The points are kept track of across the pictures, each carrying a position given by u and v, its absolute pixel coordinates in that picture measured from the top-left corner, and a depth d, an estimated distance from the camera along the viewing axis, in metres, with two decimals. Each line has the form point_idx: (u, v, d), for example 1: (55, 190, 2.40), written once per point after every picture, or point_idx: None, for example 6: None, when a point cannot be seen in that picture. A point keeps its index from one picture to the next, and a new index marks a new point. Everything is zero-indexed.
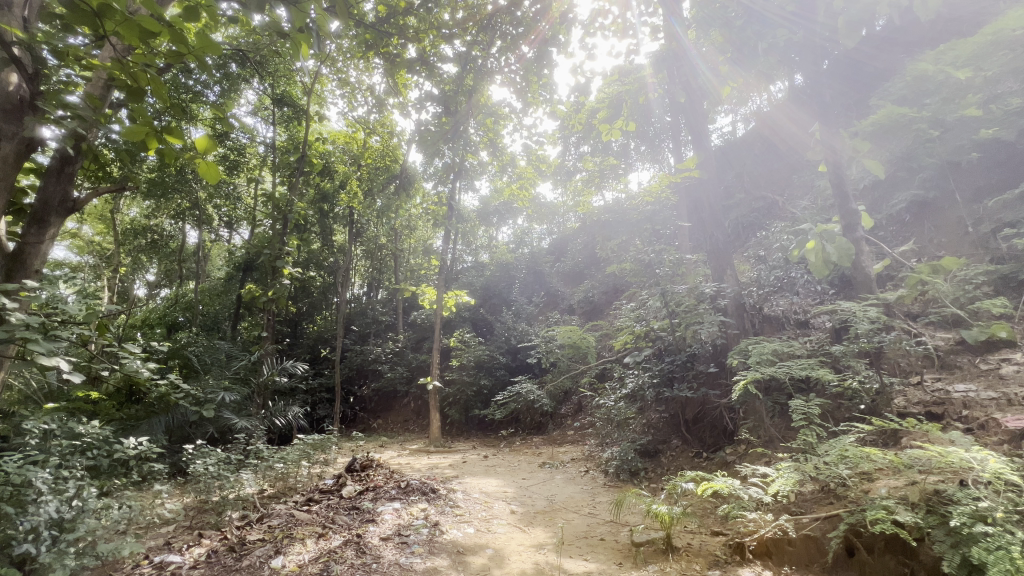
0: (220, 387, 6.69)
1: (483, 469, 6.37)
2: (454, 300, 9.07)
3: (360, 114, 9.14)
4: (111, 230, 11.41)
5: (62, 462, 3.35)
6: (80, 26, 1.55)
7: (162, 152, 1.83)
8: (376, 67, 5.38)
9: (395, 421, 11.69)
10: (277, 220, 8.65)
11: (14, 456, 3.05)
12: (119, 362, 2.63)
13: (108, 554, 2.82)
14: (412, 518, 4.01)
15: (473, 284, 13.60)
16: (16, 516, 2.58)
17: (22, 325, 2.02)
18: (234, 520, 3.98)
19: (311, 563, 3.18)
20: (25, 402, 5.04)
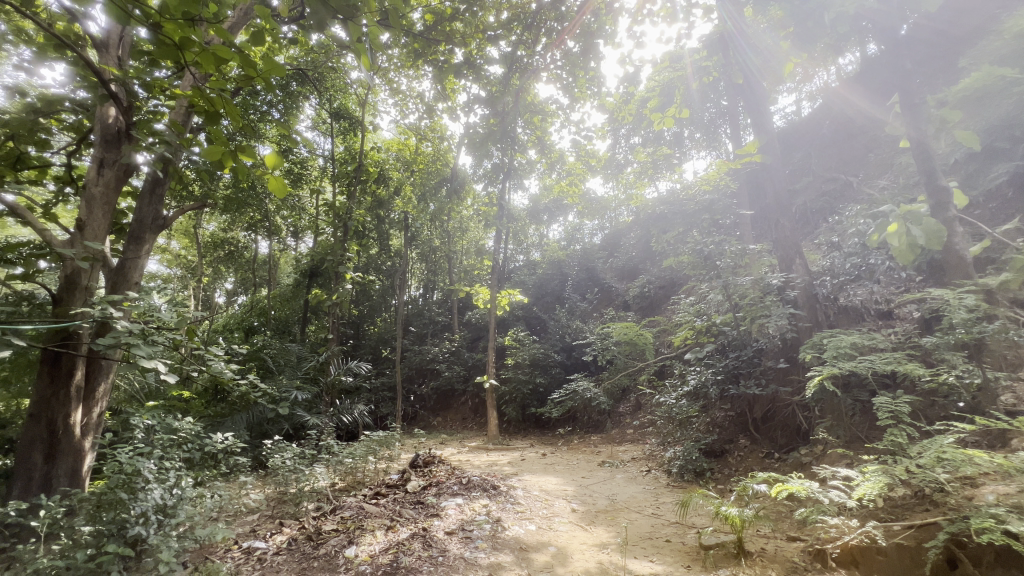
0: (293, 386, 7.16)
1: (541, 467, 6.39)
2: (507, 298, 9.18)
3: (411, 120, 9.44)
4: (194, 244, 12.50)
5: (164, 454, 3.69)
6: (165, 60, 1.68)
7: (237, 172, 1.94)
8: (426, 75, 5.54)
9: (454, 420, 11.99)
10: (337, 228, 9.13)
11: (126, 448, 3.41)
12: (205, 362, 2.88)
13: (203, 539, 3.10)
14: (475, 514, 4.09)
15: (526, 283, 13.65)
16: (130, 502, 2.89)
17: (125, 331, 2.27)
18: (310, 510, 4.24)
19: (382, 554, 3.33)
20: (130, 401, 5.63)
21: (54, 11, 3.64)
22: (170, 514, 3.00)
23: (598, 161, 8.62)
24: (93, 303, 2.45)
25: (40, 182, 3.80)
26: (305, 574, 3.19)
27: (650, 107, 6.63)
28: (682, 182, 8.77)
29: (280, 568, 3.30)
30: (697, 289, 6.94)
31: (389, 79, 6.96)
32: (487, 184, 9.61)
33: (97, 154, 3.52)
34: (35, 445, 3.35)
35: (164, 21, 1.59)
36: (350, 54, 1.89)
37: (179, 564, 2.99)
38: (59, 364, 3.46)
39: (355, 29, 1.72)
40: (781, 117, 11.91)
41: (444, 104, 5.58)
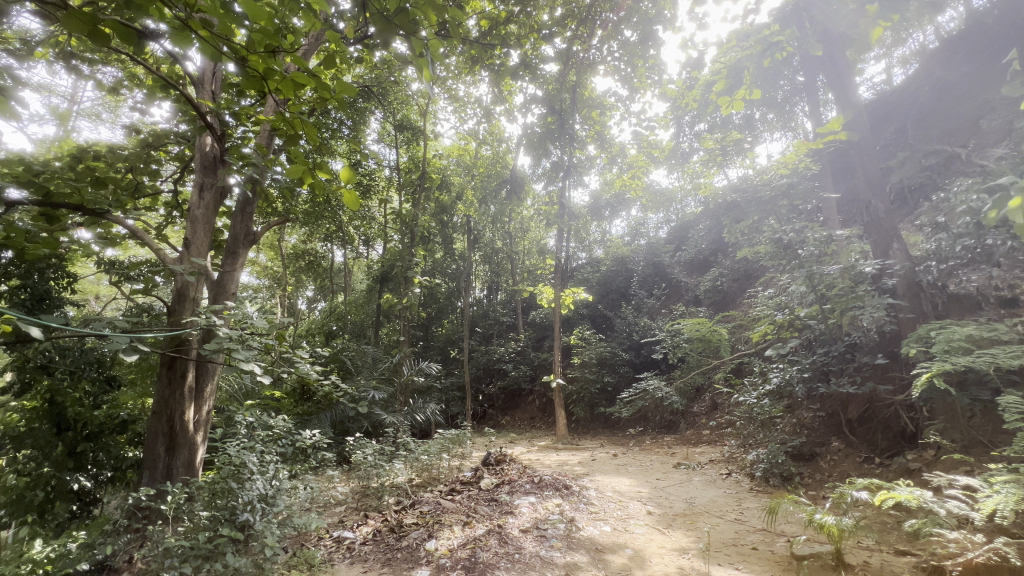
0: (370, 386, 7.59)
1: (613, 468, 6.28)
2: (573, 296, 9.04)
3: (472, 125, 9.68)
4: (279, 256, 13.60)
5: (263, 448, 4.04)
6: (251, 90, 1.83)
7: (314, 187, 2.06)
8: (483, 80, 5.65)
9: (522, 419, 12.13)
10: (404, 235, 9.57)
11: (234, 442, 3.79)
12: (294, 363, 3.13)
13: (300, 526, 3.38)
14: (548, 513, 4.10)
15: (589, 280, 13.34)
16: (238, 491, 3.20)
17: (228, 337, 2.52)
18: (391, 504, 4.46)
19: (460, 548, 3.45)
20: (231, 400, 6.24)
21: (159, 55, 4.13)
22: (271, 503, 3.29)
23: (663, 151, 8.22)
24: (201, 312, 2.75)
25: (153, 207, 4.32)
26: (391, 564, 3.38)
27: (716, 92, 6.28)
28: (755, 167, 8.23)
29: (367, 557, 3.52)
30: (776, 281, 6.49)
31: (447, 87, 7.17)
32: (547, 183, 9.60)
33: (198, 179, 3.96)
34: (159, 438, 3.85)
35: (249, 56, 1.73)
36: (412, 68, 1.95)
37: (281, 548, 3.28)
38: (175, 367, 3.94)
39: (418, 43, 1.78)
40: (868, 88, 10.82)
41: (502, 106, 5.63)
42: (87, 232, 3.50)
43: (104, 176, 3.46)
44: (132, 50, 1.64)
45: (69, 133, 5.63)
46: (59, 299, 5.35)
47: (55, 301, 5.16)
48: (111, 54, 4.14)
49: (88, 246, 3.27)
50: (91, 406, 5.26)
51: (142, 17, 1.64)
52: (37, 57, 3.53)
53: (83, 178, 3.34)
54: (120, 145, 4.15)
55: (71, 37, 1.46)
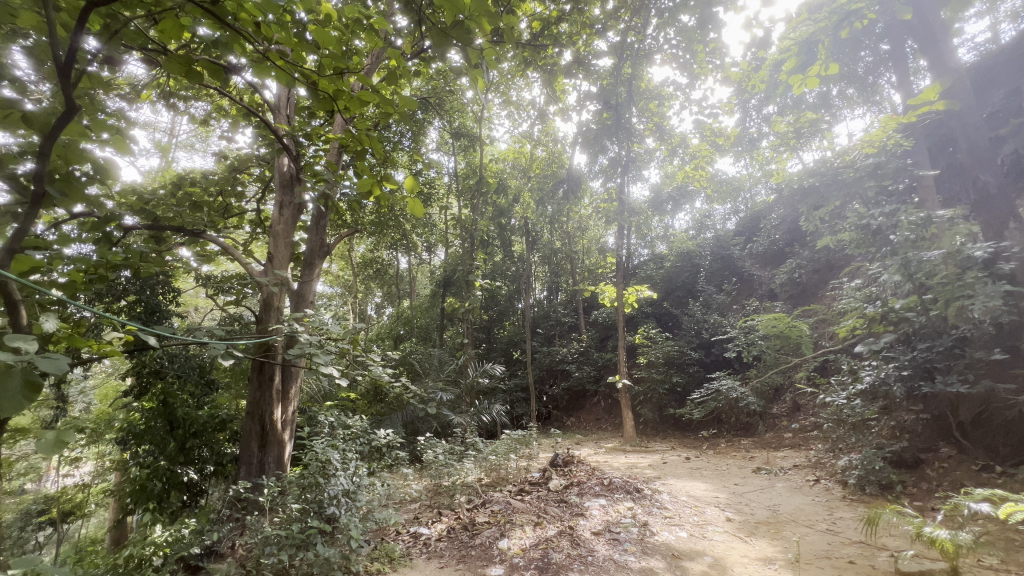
0: (438, 387, 7.82)
1: (687, 472, 6.01)
2: (636, 296, 8.79)
3: (526, 127, 9.77)
4: (349, 265, 14.41)
5: (343, 446, 4.28)
6: (322, 111, 1.94)
7: (379, 198, 2.14)
8: (535, 81, 5.68)
9: (588, 420, 11.98)
10: (464, 240, 9.84)
11: (319, 439, 4.05)
12: (367, 366, 3.28)
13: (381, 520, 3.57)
14: (620, 516, 4.01)
15: (653, 278, 12.80)
16: (325, 485, 3.42)
17: (308, 342, 2.71)
18: (463, 502, 4.57)
19: (532, 548, 3.48)
20: (313, 400, 6.69)
21: (241, 87, 4.53)
22: (353, 498, 3.49)
23: (728, 139, 7.81)
24: (284, 320, 2.97)
25: (241, 225, 4.74)
26: (465, 561, 3.48)
27: (786, 71, 5.85)
28: (834, 148, 7.57)
29: (443, 553, 3.65)
30: (865, 269, 5.93)
31: (500, 91, 7.28)
32: (605, 179, 9.42)
33: (278, 198, 4.32)
34: (253, 436, 4.22)
35: (320, 79, 1.84)
36: (467, 77, 1.98)
37: (364, 540, 3.49)
38: (264, 371, 4.31)
39: (473, 52, 1.81)
40: (969, 50, 9.59)
41: (556, 106, 5.60)
42: (187, 250, 3.90)
43: (200, 200, 3.84)
44: (219, 84, 1.80)
45: (171, 163, 6.31)
46: (167, 310, 5.96)
47: (163, 313, 5.79)
48: (201, 89, 4.58)
49: (189, 264, 3.65)
50: (196, 406, 5.85)
51: (227, 54, 1.79)
52: (142, 99, 3.97)
53: (182, 203, 3.73)
54: (212, 171, 4.58)
55: (171, 77, 1.63)
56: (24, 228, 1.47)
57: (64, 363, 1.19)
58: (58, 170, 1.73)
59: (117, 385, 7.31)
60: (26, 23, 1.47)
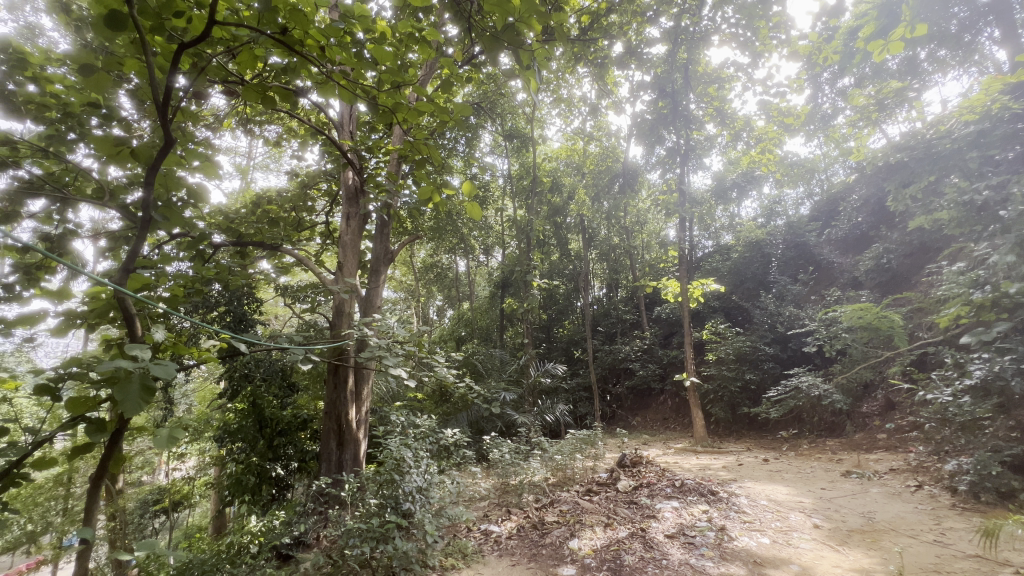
0: (501, 387, 7.93)
1: (766, 474, 5.66)
2: (701, 290, 8.41)
3: (579, 123, 9.66)
4: (411, 270, 14.94)
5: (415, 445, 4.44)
6: (381, 123, 2.01)
7: (437, 204, 2.18)
8: (586, 76, 5.61)
9: (654, 419, 11.67)
10: (521, 241, 9.91)
11: (392, 437, 4.23)
12: (432, 367, 3.38)
13: (454, 517, 3.69)
14: (695, 519, 3.86)
15: (720, 270, 12.17)
16: (400, 482, 3.56)
17: (377, 346, 2.85)
18: (532, 501, 4.61)
19: (604, 549, 3.44)
20: (384, 401, 7.02)
21: (307, 108, 4.85)
22: (427, 494, 3.61)
23: (798, 118, 7.26)
24: (354, 325, 3.16)
25: (313, 238, 5.07)
26: (537, 560, 3.53)
27: (864, 38, 5.35)
28: (924, 118, 6.84)
29: (514, 551, 3.72)
30: (969, 250, 5.29)
31: (550, 91, 7.25)
32: (664, 171, 9.13)
33: (345, 210, 4.61)
34: (331, 434, 4.51)
35: (379, 94, 1.92)
36: (520, 78, 1.98)
37: (438, 536, 3.62)
38: (338, 373, 4.57)
39: (525, 52, 1.80)
40: None
41: (609, 99, 5.49)
42: (268, 263, 4.22)
43: (277, 216, 4.15)
44: (290, 107, 1.94)
45: (250, 183, 6.87)
46: (252, 319, 6.50)
47: (249, 322, 6.32)
48: (273, 114, 4.94)
49: (269, 276, 3.96)
50: (280, 407, 6.33)
51: (296, 78, 1.91)
52: (225, 127, 4.36)
53: (262, 220, 4.06)
54: (285, 189, 4.94)
55: (249, 105, 1.78)
56: (138, 251, 1.66)
57: (173, 368, 1.34)
58: (160, 197, 1.93)
59: (213, 389, 8.07)
60: (132, 69, 1.66)
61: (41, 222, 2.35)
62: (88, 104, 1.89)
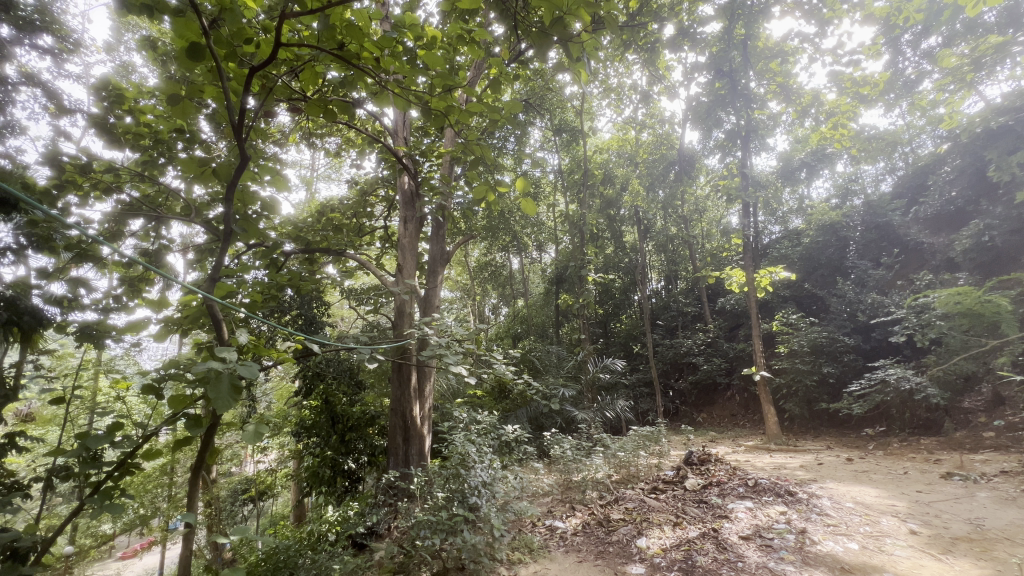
0: (559, 383, 7.90)
1: (850, 474, 5.25)
2: (769, 279, 7.93)
3: (631, 112, 9.41)
4: (467, 270, 15.21)
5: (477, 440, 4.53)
6: (434, 127, 2.05)
7: (492, 203, 2.20)
8: (636, 63, 5.43)
9: (721, 415, 11.18)
10: (574, 235, 9.79)
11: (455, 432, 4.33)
12: (491, 364, 3.43)
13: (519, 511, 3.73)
14: (772, 521, 3.66)
15: (789, 257, 11.41)
16: (466, 476, 3.64)
17: (437, 344, 2.93)
18: (596, 498, 4.57)
19: (674, 549, 3.36)
20: (445, 398, 7.23)
21: (364, 118, 5.08)
22: (492, 489, 3.67)
23: (875, 87, 6.64)
24: (415, 325, 3.27)
25: (373, 242, 5.30)
26: (604, 557, 3.52)
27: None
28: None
29: (581, 548, 3.73)
30: None
31: (599, 82, 7.12)
32: (723, 155, 8.68)
33: (403, 215, 4.83)
34: (398, 429, 4.71)
35: (430, 99, 1.96)
36: (570, 71, 1.96)
37: (506, 531, 3.68)
38: (403, 371, 4.76)
39: (575, 45, 1.78)
40: None
41: (660, 85, 5.30)
42: (334, 268, 4.47)
43: (341, 224, 4.39)
44: (349, 119, 2.04)
45: (315, 193, 7.28)
46: (321, 321, 6.90)
47: (319, 324, 6.72)
48: (333, 126, 5.20)
49: (335, 280, 4.19)
50: (350, 403, 6.69)
51: (353, 91, 2.00)
52: (291, 142, 4.65)
53: (327, 227, 4.30)
54: (347, 197, 5.19)
55: (312, 119, 1.89)
56: (222, 262, 1.81)
57: (257, 368, 1.45)
58: (238, 212, 2.10)
59: (289, 387, 8.65)
60: (210, 95, 1.80)
61: (142, 240, 2.64)
62: (175, 130, 2.08)
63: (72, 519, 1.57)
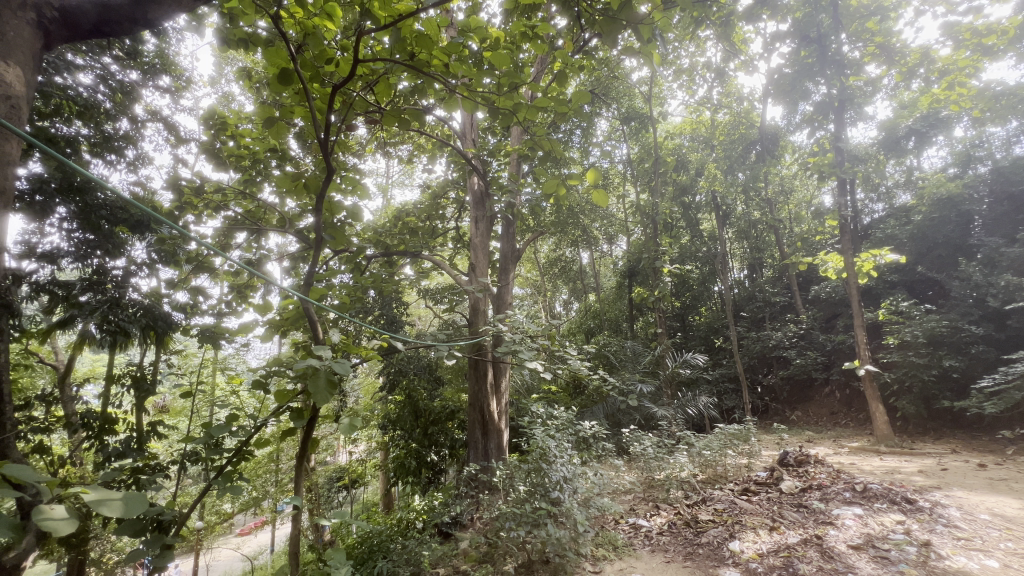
0: (636, 378, 7.69)
1: (984, 482, 4.59)
2: (873, 263, 7.12)
3: (705, 92, 8.87)
4: (537, 266, 15.23)
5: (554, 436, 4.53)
6: (502, 124, 2.07)
7: (562, 197, 2.18)
8: (709, 39, 5.11)
9: (819, 414, 10.27)
10: (646, 226, 9.44)
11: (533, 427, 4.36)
12: (566, 360, 3.42)
13: (602, 507, 3.70)
14: (887, 530, 3.30)
15: (896, 237, 10.18)
16: (547, 470, 3.65)
17: (512, 340, 2.98)
18: (681, 498, 4.40)
19: (771, 554, 3.16)
20: (520, 393, 7.30)
21: (434, 124, 5.26)
22: (573, 484, 3.66)
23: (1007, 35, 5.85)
24: (490, 322, 3.33)
25: (447, 243, 5.49)
26: (693, 559, 3.40)
27: None
28: None
29: (668, 548, 3.63)
30: None
31: (669, 64, 6.80)
32: (812, 130, 7.93)
33: (474, 214, 4.96)
34: (477, 424, 4.86)
35: (497, 98, 1.97)
36: (640, 56, 1.89)
37: (589, 528, 3.66)
38: (479, 367, 4.88)
39: (646, 27, 1.72)
40: None
41: (737, 61, 4.95)
42: (412, 270, 4.68)
43: (416, 227, 4.59)
44: (421, 127, 2.12)
45: (391, 199, 7.67)
46: (401, 320, 7.28)
47: (400, 323, 7.08)
48: (405, 134, 5.44)
49: (413, 280, 4.41)
50: (431, 398, 6.99)
51: (424, 98, 2.07)
52: (369, 152, 4.93)
53: (404, 231, 4.52)
54: (420, 201, 5.42)
55: (388, 129, 1.99)
56: (314, 268, 1.97)
57: (349, 365, 1.56)
58: (327, 221, 2.26)
59: (375, 383, 9.22)
60: (299, 115, 1.96)
61: (248, 252, 2.94)
62: (270, 150, 2.30)
63: (200, 497, 1.77)
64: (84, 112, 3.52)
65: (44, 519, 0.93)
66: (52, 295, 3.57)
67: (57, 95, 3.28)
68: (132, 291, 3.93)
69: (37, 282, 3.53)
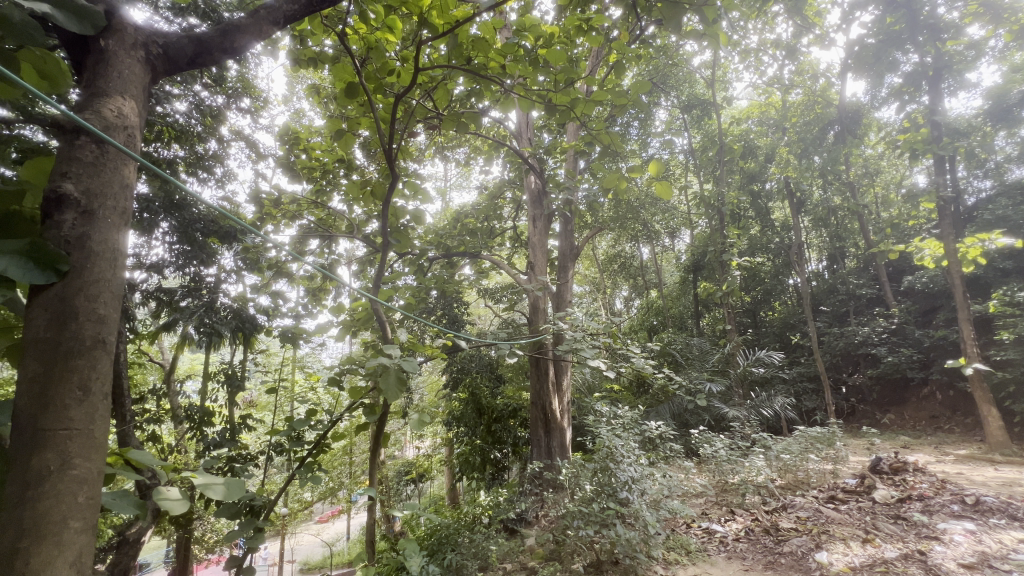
0: (704, 377, 7.35)
1: None
2: (980, 249, 6.32)
3: (774, 72, 8.30)
4: (595, 263, 14.94)
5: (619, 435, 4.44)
6: (559, 120, 2.05)
7: (622, 192, 2.13)
8: (777, 15, 4.80)
9: (917, 417, 9.30)
10: (711, 217, 8.98)
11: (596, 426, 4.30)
12: (629, 358, 3.35)
13: (672, 510, 3.60)
14: (1007, 549, 2.92)
15: (1009, 218, 8.97)
16: (615, 470, 3.59)
17: (573, 338, 2.96)
18: (758, 503, 4.16)
19: (865, 569, 2.91)
20: (582, 392, 7.22)
21: (489, 126, 5.33)
22: (642, 485, 3.57)
23: None
24: (551, 320, 3.33)
25: (505, 243, 5.54)
26: (775, 568, 3.21)
27: None
28: None
29: (745, 555, 3.45)
30: None
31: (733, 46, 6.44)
32: (901, 104, 7.17)
33: (531, 213, 4.96)
34: (539, 422, 4.87)
35: (553, 95, 1.96)
36: (705, 39, 1.81)
37: (660, 530, 3.57)
38: (540, 365, 4.89)
39: (710, 7, 1.65)
40: None
41: (810, 36, 4.62)
42: (473, 270, 4.76)
43: (475, 229, 4.66)
44: (478, 128, 2.15)
45: (449, 202, 7.86)
46: (462, 320, 7.45)
47: (461, 323, 7.24)
48: (462, 138, 5.55)
49: (474, 280, 4.49)
50: (493, 396, 7.08)
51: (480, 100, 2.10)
52: (428, 157, 5.08)
53: (464, 233, 4.60)
54: (479, 202, 5.51)
55: (447, 132, 2.04)
56: (382, 270, 2.06)
57: (417, 362, 1.62)
58: (392, 225, 2.36)
59: (438, 381, 9.48)
60: (365, 125, 2.06)
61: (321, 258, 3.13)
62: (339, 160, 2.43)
63: (287, 485, 1.91)
64: (179, 137, 3.92)
65: (162, 498, 1.05)
66: (158, 299, 4.06)
67: (158, 123, 3.67)
68: (223, 296, 4.27)
69: (147, 288, 4.02)
